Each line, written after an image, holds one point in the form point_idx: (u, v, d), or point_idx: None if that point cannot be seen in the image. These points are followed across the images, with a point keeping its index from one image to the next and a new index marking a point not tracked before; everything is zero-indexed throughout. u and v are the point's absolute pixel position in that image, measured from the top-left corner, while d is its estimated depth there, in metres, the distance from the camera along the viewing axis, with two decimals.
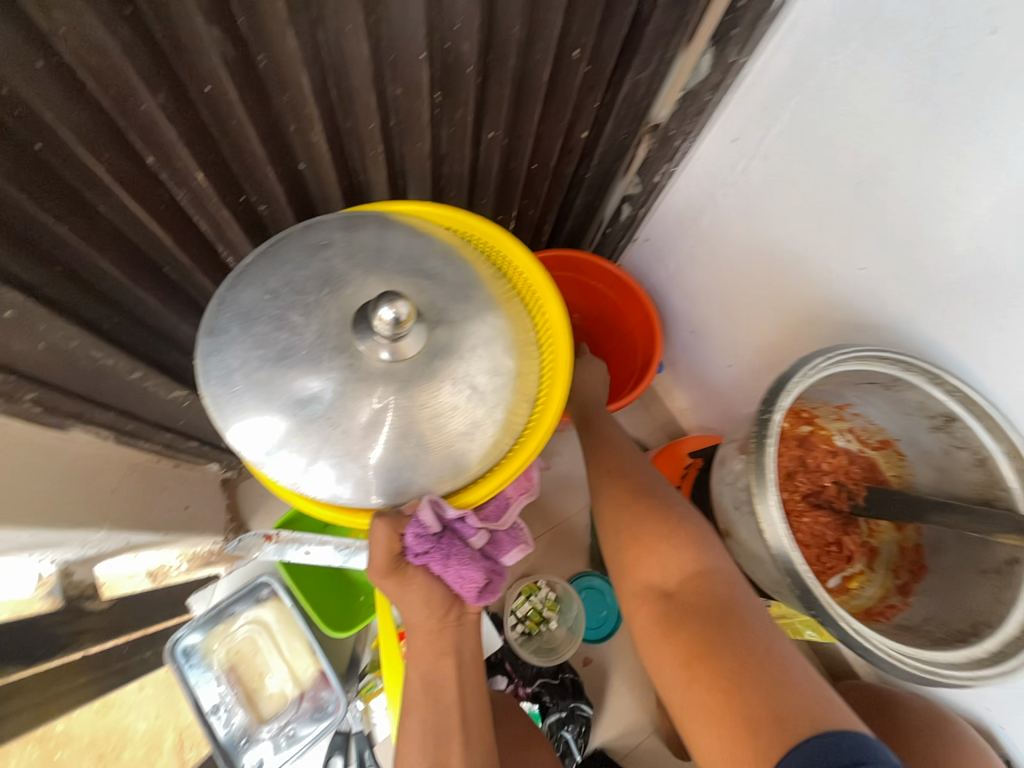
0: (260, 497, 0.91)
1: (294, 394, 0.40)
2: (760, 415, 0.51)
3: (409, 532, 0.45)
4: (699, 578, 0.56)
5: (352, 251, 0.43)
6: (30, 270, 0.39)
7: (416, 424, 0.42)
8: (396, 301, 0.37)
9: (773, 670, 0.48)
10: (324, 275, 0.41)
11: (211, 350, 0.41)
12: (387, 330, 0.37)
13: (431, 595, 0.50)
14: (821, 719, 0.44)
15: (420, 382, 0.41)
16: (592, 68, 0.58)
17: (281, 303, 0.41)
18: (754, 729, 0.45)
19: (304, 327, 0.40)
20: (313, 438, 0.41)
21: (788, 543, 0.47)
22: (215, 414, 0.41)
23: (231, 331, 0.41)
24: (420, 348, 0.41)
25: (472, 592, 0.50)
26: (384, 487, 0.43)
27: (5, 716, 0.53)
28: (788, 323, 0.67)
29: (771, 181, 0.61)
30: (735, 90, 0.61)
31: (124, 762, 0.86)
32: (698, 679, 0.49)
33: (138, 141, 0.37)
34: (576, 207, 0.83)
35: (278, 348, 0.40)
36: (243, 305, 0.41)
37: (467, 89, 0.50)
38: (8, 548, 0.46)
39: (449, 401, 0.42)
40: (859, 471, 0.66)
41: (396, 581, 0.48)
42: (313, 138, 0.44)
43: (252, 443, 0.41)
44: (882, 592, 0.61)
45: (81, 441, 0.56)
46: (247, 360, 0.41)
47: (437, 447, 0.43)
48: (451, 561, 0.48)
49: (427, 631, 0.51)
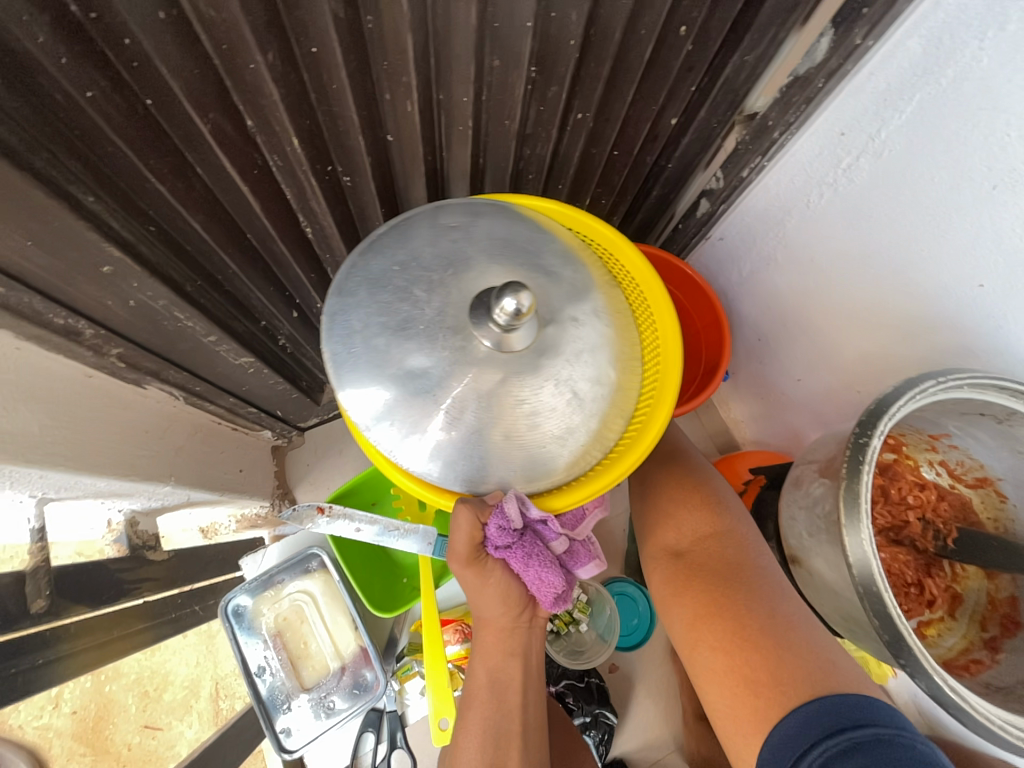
0: (307, 467, 0.93)
1: (406, 367, 0.42)
2: (853, 439, 0.46)
3: (492, 522, 0.45)
4: (712, 541, 0.56)
5: (481, 238, 0.44)
6: (129, 227, 0.39)
7: (518, 416, 0.43)
8: (520, 293, 0.37)
9: (777, 632, 0.45)
10: (449, 255, 0.43)
11: (336, 310, 0.43)
12: (505, 319, 0.38)
13: (508, 592, 0.51)
14: (829, 683, 0.41)
15: (527, 376, 0.42)
16: (695, 49, 0.53)
17: (409, 275, 0.42)
18: (756, 689, 0.43)
19: (426, 302, 0.42)
20: (417, 413, 0.42)
21: (880, 582, 0.43)
22: (331, 370, 0.42)
23: (359, 294, 0.42)
24: (529, 344, 0.42)
25: (547, 597, 0.51)
26: (470, 473, 0.45)
27: (75, 651, 0.52)
28: (883, 340, 0.62)
29: (879, 182, 0.54)
30: (861, 68, 0.52)
31: (166, 701, 0.92)
32: (704, 639, 0.49)
33: (240, 102, 0.36)
34: (650, 199, 0.76)
35: (399, 319, 0.42)
36: (373, 272, 0.43)
37: (566, 65, 0.47)
38: (85, 492, 0.48)
39: (549, 401, 0.43)
40: (949, 510, 0.59)
41: (476, 572, 0.49)
42: (407, 109, 0.43)
43: (359, 407, 0.43)
44: (965, 644, 0.56)
45: (154, 398, 0.58)
46: (368, 325, 0.42)
47: (532, 444, 0.44)
48: (532, 562, 0.49)
49: (499, 629, 0.51)
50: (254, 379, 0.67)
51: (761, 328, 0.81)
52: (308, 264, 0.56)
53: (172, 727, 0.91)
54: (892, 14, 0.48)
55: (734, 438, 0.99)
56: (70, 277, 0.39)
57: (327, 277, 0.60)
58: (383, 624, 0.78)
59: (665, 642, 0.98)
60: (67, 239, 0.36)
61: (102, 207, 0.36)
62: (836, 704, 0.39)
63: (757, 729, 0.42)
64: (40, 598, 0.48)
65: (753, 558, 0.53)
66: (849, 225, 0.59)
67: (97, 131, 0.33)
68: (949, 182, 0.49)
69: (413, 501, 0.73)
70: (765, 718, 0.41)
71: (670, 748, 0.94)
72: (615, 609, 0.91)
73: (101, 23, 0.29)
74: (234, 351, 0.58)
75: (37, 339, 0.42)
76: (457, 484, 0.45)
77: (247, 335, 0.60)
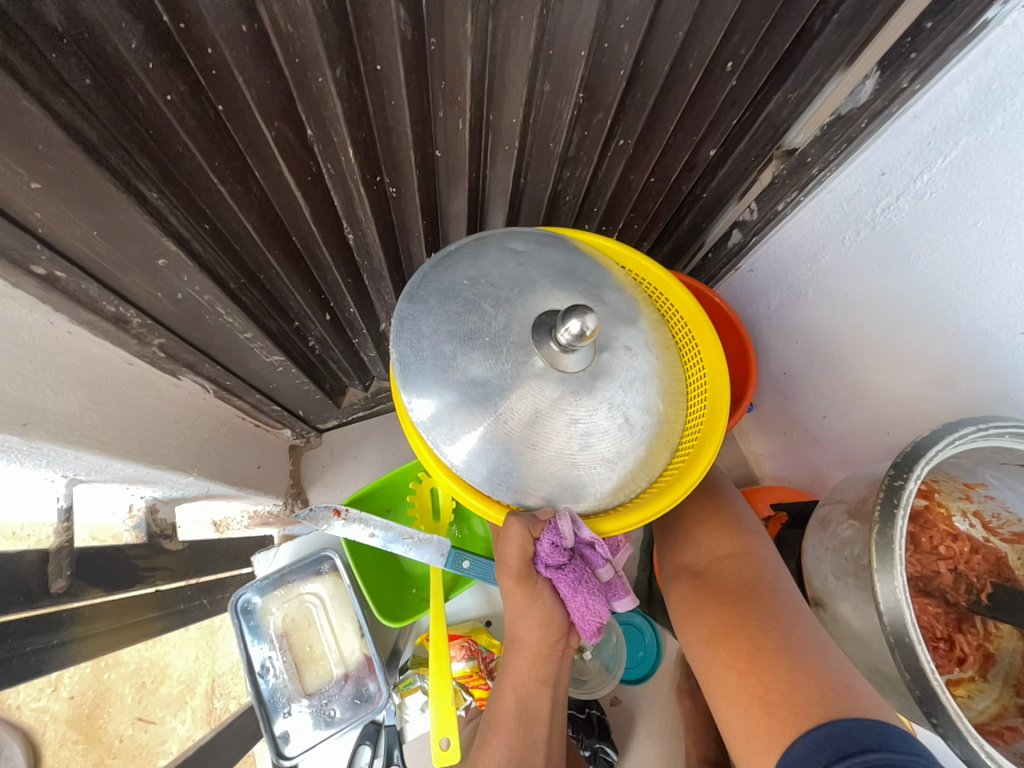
0: (321, 469, 0.94)
1: (470, 375, 0.42)
2: (888, 481, 0.45)
3: (545, 538, 0.45)
4: (730, 560, 0.54)
5: (544, 264, 0.45)
6: (186, 223, 0.41)
7: (571, 438, 0.43)
8: (586, 316, 0.37)
9: (791, 653, 0.43)
10: (517, 277, 0.44)
11: (407, 315, 0.44)
12: (567, 339, 0.39)
13: (550, 618, 0.49)
14: (842, 706, 0.38)
15: (581, 397, 0.42)
16: (740, 84, 0.54)
17: (477, 291, 0.43)
18: (768, 708, 0.41)
19: (492, 317, 0.42)
20: (475, 422, 0.42)
21: (914, 635, 0.41)
22: (398, 370, 0.43)
23: (430, 302, 0.44)
24: (584, 368, 0.42)
25: (589, 628, 0.50)
26: (518, 484, 0.44)
27: (88, 634, 0.51)
28: (920, 384, 0.60)
29: (921, 226, 0.53)
30: (905, 111, 0.50)
31: (162, 694, 0.94)
32: (719, 658, 0.47)
33: (305, 114, 0.38)
34: (682, 227, 0.77)
35: (466, 330, 0.42)
36: (444, 284, 0.44)
37: (614, 93, 0.48)
38: (114, 475, 0.49)
39: (602, 423, 0.43)
40: (981, 564, 0.56)
41: (525, 591, 0.48)
42: (458, 128, 0.44)
43: (422, 406, 0.43)
44: (998, 708, 0.52)
45: (187, 389, 0.59)
46: (437, 331, 0.43)
47: (583, 467, 0.44)
48: (581, 588, 0.48)
49: (534, 655, 0.50)
50: (281, 377, 0.68)
51: (788, 361, 0.79)
52: (346, 269, 0.57)
53: (163, 723, 0.92)
54: (940, 61, 0.46)
55: (752, 471, 0.97)
56: (124, 266, 0.40)
57: (362, 283, 0.62)
58: (388, 635, 0.77)
59: (670, 678, 0.95)
60: (129, 230, 0.37)
61: (164, 203, 0.38)
62: (849, 729, 0.36)
63: (770, 751, 0.39)
64: (61, 579, 0.47)
65: (771, 581, 0.51)
66: (885, 267, 0.59)
67: (171, 132, 0.35)
68: (992, 228, 0.48)
69: (428, 510, 0.73)
70: (778, 739, 0.39)
71: None
72: (622, 639, 0.88)
73: (187, 33, 0.31)
74: (267, 349, 0.59)
75: (88, 325, 0.43)
76: (502, 491, 0.45)
77: (280, 334, 0.61)
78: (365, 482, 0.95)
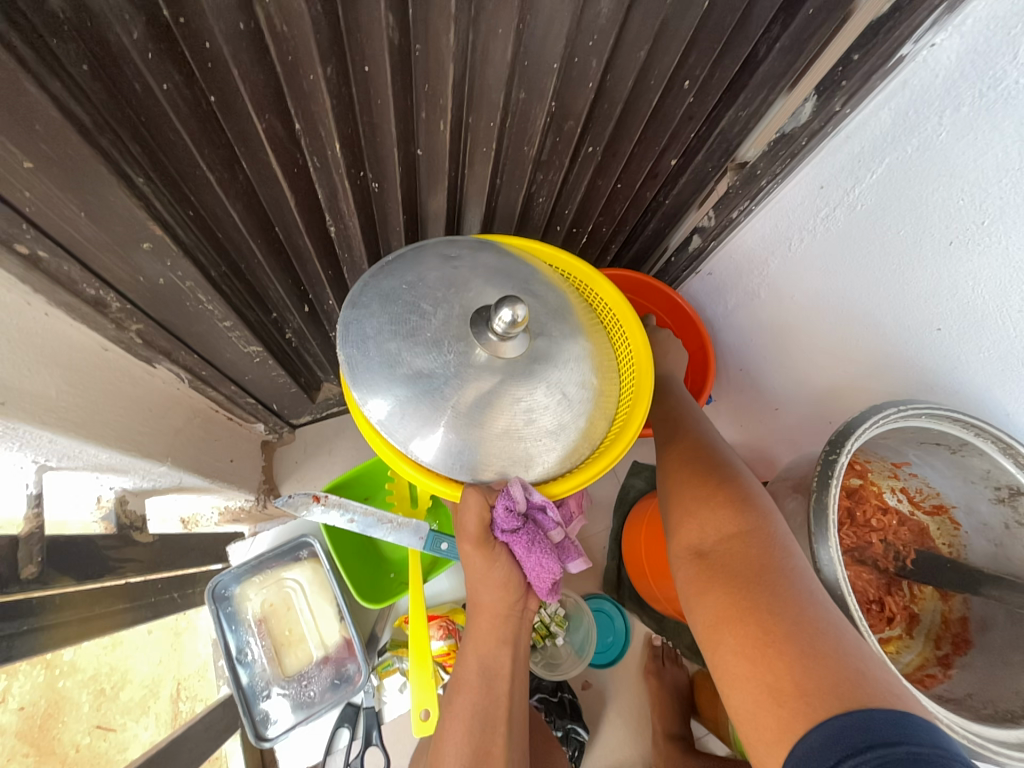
0: (294, 464, 0.94)
1: (415, 368, 0.44)
2: (823, 456, 0.51)
3: (499, 503, 0.47)
4: (735, 539, 0.50)
5: (478, 266, 0.48)
6: (171, 209, 0.42)
7: (514, 417, 0.46)
8: (516, 305, 0.40)
9: (803, 640, 0.40)
10: (451, 279, 0.47)
11: (351, 319, 0.46)
12: (502, 327, 0.42)
13: (509, 578, 0.52)
14: (859, 698, 0.37)
15: (521, 379, 0.45)
16: (696, 101, 0.59)
17: (417, 293, 0.46)
18: (779, 696, 0.39)
19: (432, 315, 0.45)
20: (425, 411, 0.45)
21: (845, 586, 0.47)
22: (347, 372, 0.45)
23: (372, 305, 0.46)
24: (521, 352, 0.45)
25: (544, 586, 0.53)
26: (472, 463, 0.47)
27: (60, 623, 0.50)
28: (853, 374, 0.67)
29: (854, 232, 0.60)
30: (840, 131, 0.57)
31: (121, 701, 0.89)
32: (724, 644, 0.44)
33: (294, 108, 0.40)
34: (646, 231, 0.82)
35: (408, 327, 0.45)
36: (385, 288, 0.46)
37: (583, 103, 0.52)
38: (86, 462, 0.49)
39: (542, 400, 0.46)
40: (908, 535, 0.64)
41: (484, 554, 0.51)
42: (439, 128, 0.47)
43: (372, 403, 0.45)
44: (920, 660, 0.59)
45: (161, 379, 0.59)
46: (381, 331, 0.45)
47: (527, 440, 0.47)
48: (534, 549, 0.51)
49: (493, 614, 0.52)
50: (257, 368, 0.68)
51: (742, 357, 0.86)
52: (327, 261, 0.59)
53: (125, 729, 0.88)
54: (867, 88, 0.53)
55: None
56: (107, 248, 0.41)
57: (341, 275, 0.63)
58: (367, 618, 0.78)
59: (638, 661, 0.99)
60: (115, 212, 0.38)
61: (150, 188, 0.39)
62: (865, 722, 0.35)
63: (781, 740, 0.38)
64: (32, 564, 0.46)
65: (781, 560, 0.47)
66: (825, 273, 0.65)
67: (163, 119, 0.36)
68: (912, 236, 0.55)
69: (406, 497, 0.75)
70: (788, 728, 0.38)
71: None
72: (592, 622, 0.92)
73: (186, 28, 0.33)
74: (245, 339, 0.60)
75: (67, 307, 0.44)
76: (460, 473, 0.47)
77: (258, 324, 0.62)
78: (339, 476, 0.95)
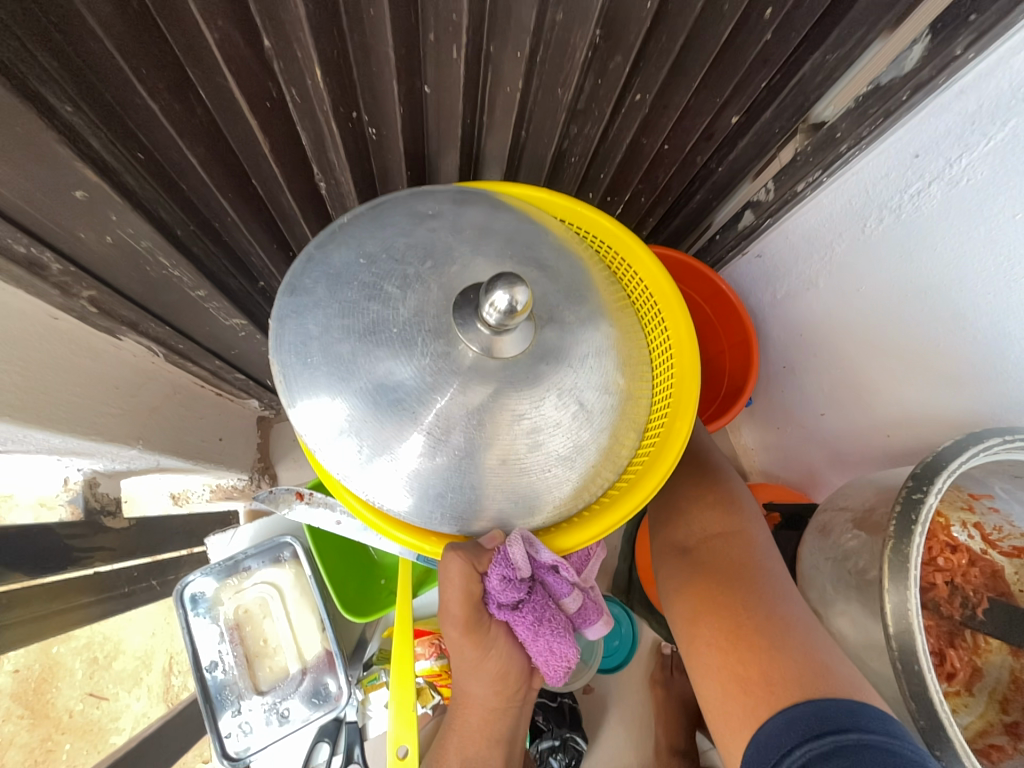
0: (291, 443, 0.87)
1: (377, 378, 0.36)
2: (905, 494, 0.42)
3: (494, 573, 0.40)
4: (720, 539, 0.50)
5: (459, 227, 0.39)
6: (111, 150, 0.34)
7: (512, 445, 0.38)
8: (514, 287, 0.31)
9: (772, 633, 0.41)
10: (429, 247, 0.37)
11: (288, 312, 0.37)
12: (495, 317, 0.33)
13: (509, 667, 0.46)
14: (821, 687, 0.37)
15: (523, 389, 0.37)
16: (774, 39, 0.46)
17: (378, 270, 0.37)
18: (746, 685, 0.40)
19: (400, 301, 0.36)
20: (389, 433, 0.36)
21: (925, 662, 0.38)
22: (281, 385, 0.37)
23: (317, 292, 0.37)
24: (524, 349, 0.37)
25: (556, 673, 0.46)
26: (461, 510, 0.39)
27: (7, 625, 0.48)
28: (927, 386, 0.56)
29: (955, 213, 0.46)
30: (952, 84, 0.42)
31: (115, 669, 0.90)
32: (699, 634, 0.45)
33: (259, 17, 0.31)
34: (692, 204, 0.69)
35: (367, 321, 0.36)
36: (333, 266, 0.37)
37: (637, 33, 0.41)
38: (35, 447, 0.43)
39: (551, 417, 0.38)
40: (978, 577, 0.53)
41: (475, 642, 0.43)
42: (452, 57, 0.37)
43: (313, 429, 0.37)
44: (982, 724, 0.51)
45: (131, 352, 0.52)
46: (328, 329, 0.36)
47: (532, 473, 0.39)
48: (543, 630, 0.44)
49: (489, 707, 0.47)
50: (245, 343, 0.61)
51: (788, 354, 0.74)
52: (317, 223, 0.50)
53: (117, 699, 0.89)
54: (1004, 25, 0.38)
55: (741, 465, 0.95)
56: (33, 197, 0.33)
57: None
58: (354, 627, 0.74)
59: (645, 668, 0.94)
60: (31, 150, 0.30)
61: (81, 120, 0.31)
62: (820, 711, 0.35)
63: (746, 727, 0.38)
64: None
65: (761, 563, 0.47)
66: (904, 260, 0.52)
67: (80, 22, 0.28)
68: None
69: None
70: (753, 716, 0.38)
71: None
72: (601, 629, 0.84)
73: None
74: (224, 311, 0.52)
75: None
76: (445, 523, 0.40)
77: (241, 294, 0.54)
78: None
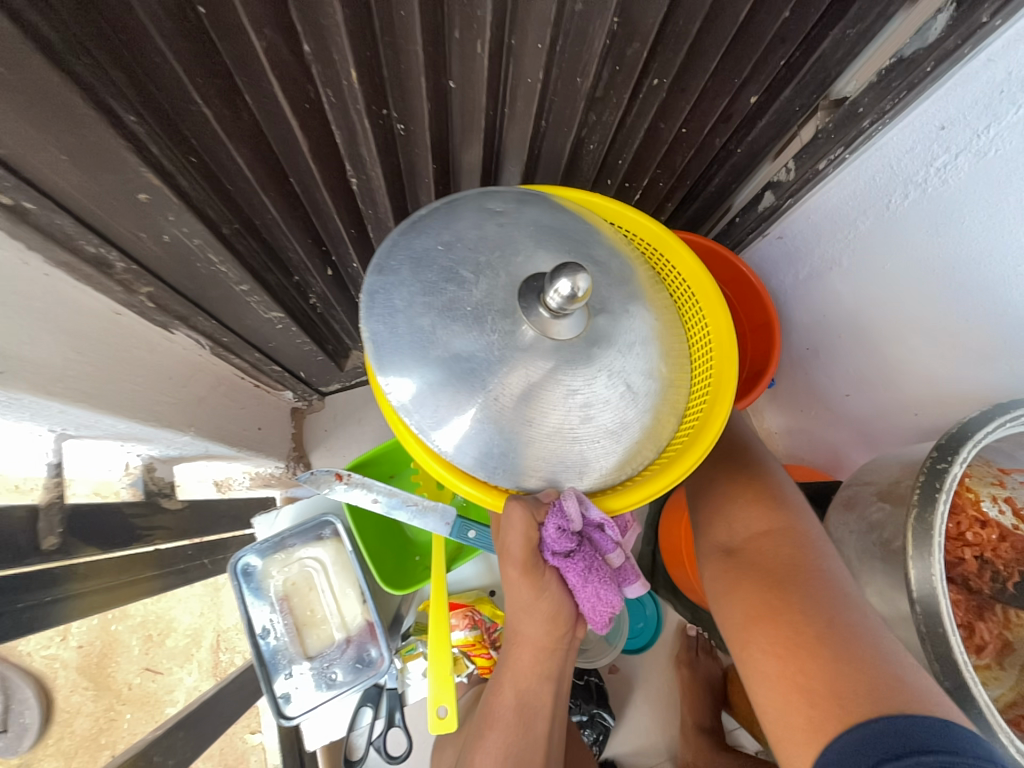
0: (323, 433, 0.91)
1: (453, 351, 0.38)
2: (930, 464, 0.43)
3: (551, 522, 0.42)
4: (767, 539, 0.50)
5: (526, 223, 0.41)
6: (169, 154, 0.36)
7: (564, 418, 0.40)
8: (577, 275, 0.33)
9: (836, 643, 0.40)
10: (494, 239, 0.39)
11: (377, 287, 0.40)
12: (557, 302, 0.35)
13: (558, 611, 0.47)
14: (895, 702, 0.36)
15: (578, 367, 0.39)
16: (791, 17, 0.47)
17: (456, 256, 0.39)
18: (811, 699, 0.38)
19: (474, 284, 0.38)
20: (462, 397, 0.39)
21: (949, 626, 0.39)
22: (371, 351, 0.39)
23: (402, 272, 0.39)
24: (578, 334, 0.38)
25: (600, 620, 0.48)
26: (516, 469, 0.41)
27: (81, 593, 0.52)
28: (959, 361, 0.56)
29: (982, 187, 0.46)
30: (978, 53, 0.41)
31: (168, 646, 0.96)
32: (753, 641, 0.44)
33: (300, 25, 0.33)
34: (710, 188, 0.69)
35: (445, 301, 0.38)
36: (416, 250, 0.40)
37: (654, 18, 0.43)
38: (104, 431, 0.47)
39: (602, 394, 0.40)
40: (1009, 552, 0.53)
41: (531, 583, 0.46)
42: (476, 52, 0.39)
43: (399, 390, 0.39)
44: (1011, 696, 0.51)
45: (181, 345, 0.56)
46: (412, 303, 0.38)
47: (579, 444, 0.41)
48: (591, 577, 0.46)
49: (538, 646, 0.48)
50: (282, 336, 0.65)
51: (810, 335, 0.74)
52: (349, 218, 0.53)
53: (172, 673, 0.95)
54: None
55: None
56: (101, 199, 0.36)
57: (366, 234, 0.57)
58: (391, 602, 0.78)
59: (669, 649, 0.96)
60: (103, 156, 0.33)
61: (144, 129, 0.34)
62: (895, 726, 0.34)
63: (811, 741, 0.37)
64: (52, 536, 0.47)
65: (812, 561, 0.47)
66: (932, 239, 0.52)
67: (148, 40, 0.31)
68: None
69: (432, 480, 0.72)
70: (819, 729, 0.37)
71: (662, 757, 0.92)
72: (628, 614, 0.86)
73: None
74: (265, 304, 0.55)
75: (68, 267, 0.40)
76: (501, 478, 0.42)
77: (279, 288, 0.57)
78: (369, 449, 0.92)
